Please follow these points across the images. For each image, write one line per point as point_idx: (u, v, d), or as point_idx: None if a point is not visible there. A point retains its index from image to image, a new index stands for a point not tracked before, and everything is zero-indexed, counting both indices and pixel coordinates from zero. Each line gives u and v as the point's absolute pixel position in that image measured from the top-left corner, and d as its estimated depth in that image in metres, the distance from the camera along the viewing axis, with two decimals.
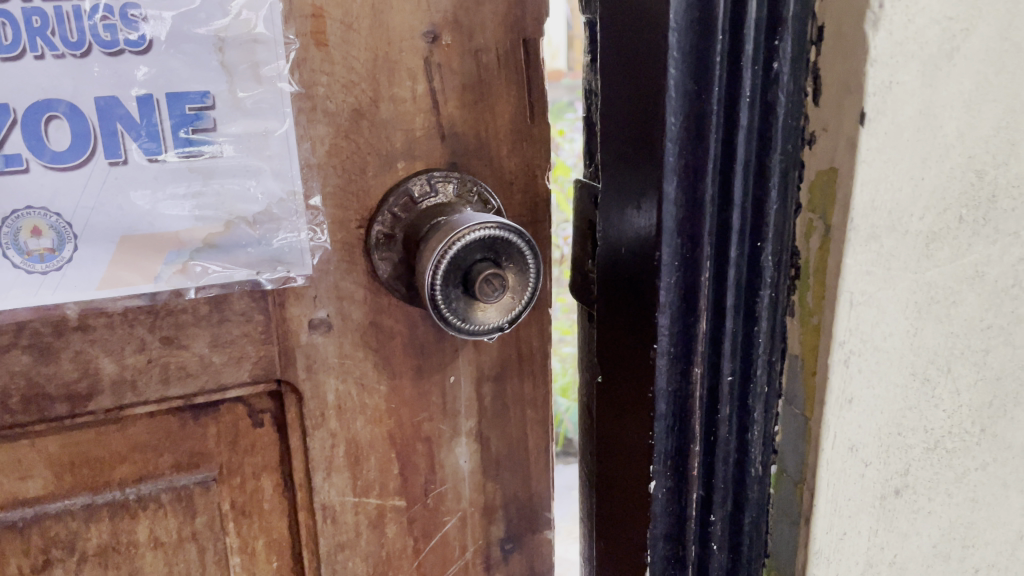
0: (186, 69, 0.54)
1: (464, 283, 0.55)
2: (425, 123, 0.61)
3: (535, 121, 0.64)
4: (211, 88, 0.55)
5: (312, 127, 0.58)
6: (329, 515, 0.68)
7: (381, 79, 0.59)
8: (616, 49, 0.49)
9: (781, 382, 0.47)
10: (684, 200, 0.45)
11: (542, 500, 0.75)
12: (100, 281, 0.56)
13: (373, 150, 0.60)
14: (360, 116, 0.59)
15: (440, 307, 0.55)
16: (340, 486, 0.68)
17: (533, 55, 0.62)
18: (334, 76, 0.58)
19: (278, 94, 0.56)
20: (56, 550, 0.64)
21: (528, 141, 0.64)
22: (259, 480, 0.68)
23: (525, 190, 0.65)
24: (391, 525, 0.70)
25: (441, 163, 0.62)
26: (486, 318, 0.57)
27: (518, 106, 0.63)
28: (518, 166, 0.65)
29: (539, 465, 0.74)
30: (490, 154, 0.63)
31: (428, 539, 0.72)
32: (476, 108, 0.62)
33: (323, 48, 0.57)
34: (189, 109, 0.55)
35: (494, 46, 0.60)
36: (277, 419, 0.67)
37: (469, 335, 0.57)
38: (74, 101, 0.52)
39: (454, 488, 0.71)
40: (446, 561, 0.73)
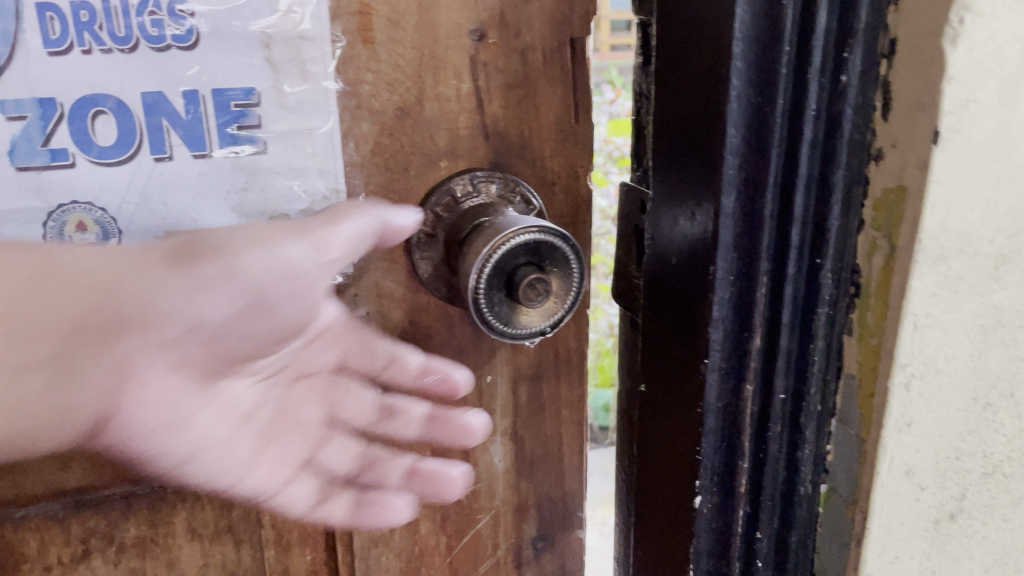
0: (232, 65, 0.53)
1: (507, 287, 0.54)
2: (469, 122, 0.60)
3: (579, 121, 0.62)
4: (257, 84, 0.54)
5: (357, 125, 0.57)
6: None
7: (426, 77, 0.58)
8: (675, 50, 0.47)
9: (835, 401, 0.47)
10: (742, 215, 0.44)
11: (574, 499, 0.75)
12: None
13: (416, 149, 0.59)
14: (404, 114, 0.58)
15: (483, 311, 0.54)
16: None
17: (580, 54, 0.60)
18: (379, 74, 0.57)
19: (323, 91, 0.55)
20: (95, 539, 0.65)
21: (572, 141, 0.63)
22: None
23: (567, 191, 0.64)
24: (425, 521, 0.71)
25: (484, 162, 0.61)
26: (528, 322, 0.56)
27: (562, 105, 0.62)
28: (560, 166, 0.63)
29: (572, 465, 0.73)
30: (533, 154, 0.62)
31: (461, 537, 0.72)
32: (521, 107, 0.61)
33: (370, 45, 0.56)
34: (234, 106, 0.54)
35: (540, 45, 0.59)
36: None
37: (511, 338, 0.56)
38: (121, 96, 0.52)
39: (488, 486, 0.71)
40: (477, 558, 0.73)
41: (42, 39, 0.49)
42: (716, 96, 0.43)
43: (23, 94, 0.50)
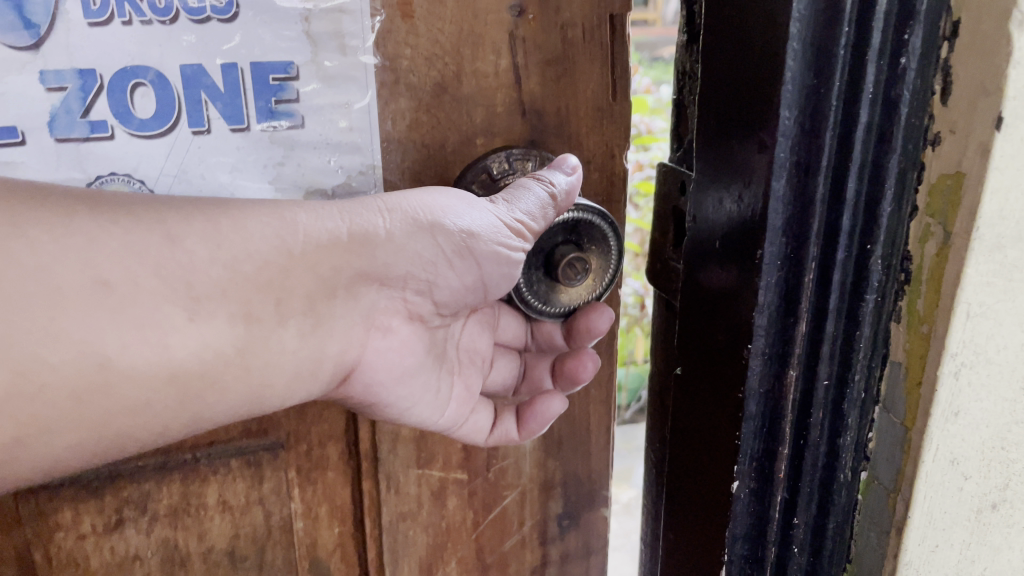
0: (273, 38, 0.52)
1: (549, 264, 0.61)
2: (507, 99, 0.59)
3: (617, 101, 0.61)
4: (295, 58, 0.53)
5: (395, 100, 0.57)
6: (392, 484, 0.69)
7: (465, 52, 0.57)
8: (723, 26, 0.46)
9: (879, 389, 0.46)
10: (793, 198, 0.43)
11: (600, 476, 0.75)
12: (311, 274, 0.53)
13: (453, 126, 0.59)
14: (442, 90, 0.58)
15: (523, 291, 0.62)
16: (404, 457, 0.69)
17: (620, 32, 0.59)
18: (417, 49, 0.56)
19: (361, 66, 0.55)
20: (128, 509, 0.65)
21: (609, 120, 0.62)
22: (324, 448, 0.68)
23: (602, 170, 0.64)
24: (452, 497, 0.71)
25: (520, 140, 0.61)
26: (567, 298, 0.62)
27: (600, 84, 0.61)
28: (596, 145, 0.63)
29: (600, 442, 0.74)
30: (569, 132, 0.62)
31: (488, 512, 0.73)
32: (559, 84, 0.60)
33: (409, 19, 0.55)
34: (273, 80, 0.53)
35: (580, 22, 0.58)
36: None
37: (551, 316, 0.63)
38: (161, 69, 0.51)
39: (515, 463, 0.72)
40: (504, 535, 0.75)
41: (84, 10, 0.49)
42: (771, 77, 0.42)
43: (64, 64, 0.50)
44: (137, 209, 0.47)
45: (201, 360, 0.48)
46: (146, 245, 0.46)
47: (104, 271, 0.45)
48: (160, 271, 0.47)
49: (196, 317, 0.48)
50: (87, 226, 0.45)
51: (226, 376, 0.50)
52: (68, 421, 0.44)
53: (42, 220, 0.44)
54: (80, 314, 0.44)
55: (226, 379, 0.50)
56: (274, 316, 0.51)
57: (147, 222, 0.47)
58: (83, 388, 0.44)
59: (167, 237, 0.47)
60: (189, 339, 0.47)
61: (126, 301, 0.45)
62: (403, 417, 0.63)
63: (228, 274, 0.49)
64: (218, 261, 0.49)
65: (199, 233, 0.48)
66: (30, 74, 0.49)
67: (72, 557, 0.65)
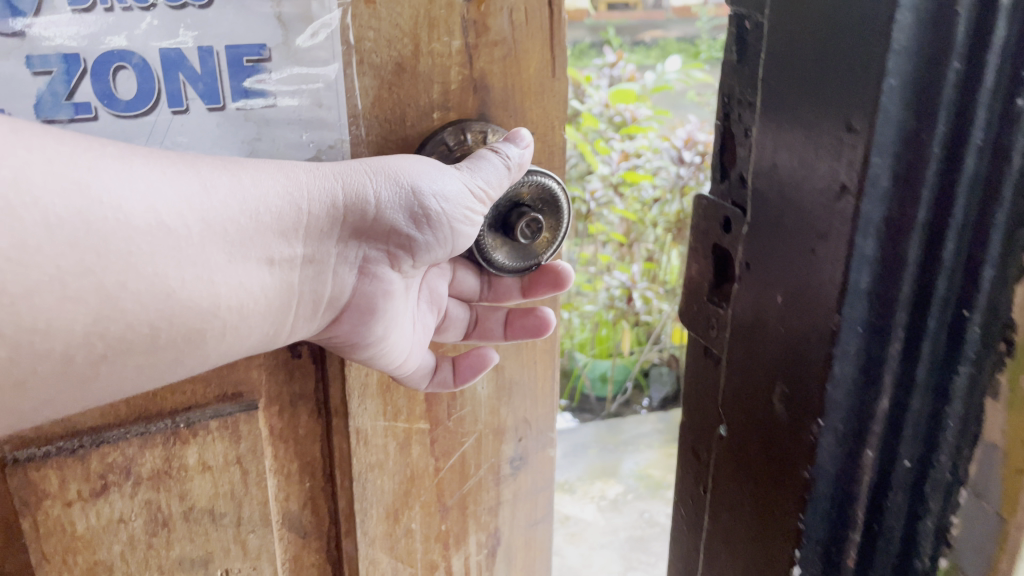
0: (244, 22, 0.58)
1: (505, 226, 0.72)
2: (460, 76, 0.66)
3: (557, 76, 0.70)
4: (268, 41, 0.59)
5: (360, 79, 0.63)
6: (361, 438, 0.76)
7: (421, 34, 0.64)
8: (808, 28, 0.36)
9: (970, 473, 0.39)
10: (880, 259, 0.36)
11: (543, 421, 0.87)
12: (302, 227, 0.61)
13: (411, 103, 0.66)
14: (402, 69, 0.64)
15: (492, 253, 0.72)
16: (372, 411, 0.76)
17: (557, 14, 0.68)
18: (379, 32, 0.62)
19: (329, 49, 0.61)
20: (112, 475, 0.67)
21: (551, 93, 0.70)
22: (294, 407, 0.75)
23: (542, 139, 0.72)
24: (416, 446, 0.80)
25: (473, 115, 0.68)
26: (528, 254, 0.73)
27: (543, 61, 0.69)
28: (538, 116, 0.71)
29: (545, 390, 0.86)
30: (515, 107, 0.70)
31: (448, 458, 0.83)
32: (506, 62, 0.68)
33: (371, 5, 0.62)
34: (246, 62, 0.59)
35: (523, 5, 0.66)
36: (315, 350, 0.73)
37: (514, 271, 0.74)
38: (145, 54, 0.56)
39: (472, 411, 0.82)
40: (463, 477, 0.85)
41: None
42: (865, 119, 0.33)
43: (49, 49, 0.53)
44: (175, 162, 0.54)
45: (239, 297, 0.58)
46: (190, 193, 0.54)
47: (164, 215, 0.52)
48: (206, 217, 0.55)
49: (233, 258, 0.57)
50: (144, 173, 0.52)
51: (255, 310, 0.59)
52: (145, 344, 0.53)
53: (107, 166, 0.50)
54: (153, 254, 0.51)
55: (255, 313, 0.59)
56: (288, 259, 0.61)
57: (181, 169, 0.54)
58: (159, 318, 0.53)
59: (204, 186, 0.54)
60: (230, 276, 0.57)
61: (183, 240, 0.53)
62: (379, 361, 0.71)
63: (249, 222, 0.57)
64: (245, 211, 0.57)
65: (229, 185, 0.56)
66: (15, 59, 0.53)
67: (57, 524, 0.66)
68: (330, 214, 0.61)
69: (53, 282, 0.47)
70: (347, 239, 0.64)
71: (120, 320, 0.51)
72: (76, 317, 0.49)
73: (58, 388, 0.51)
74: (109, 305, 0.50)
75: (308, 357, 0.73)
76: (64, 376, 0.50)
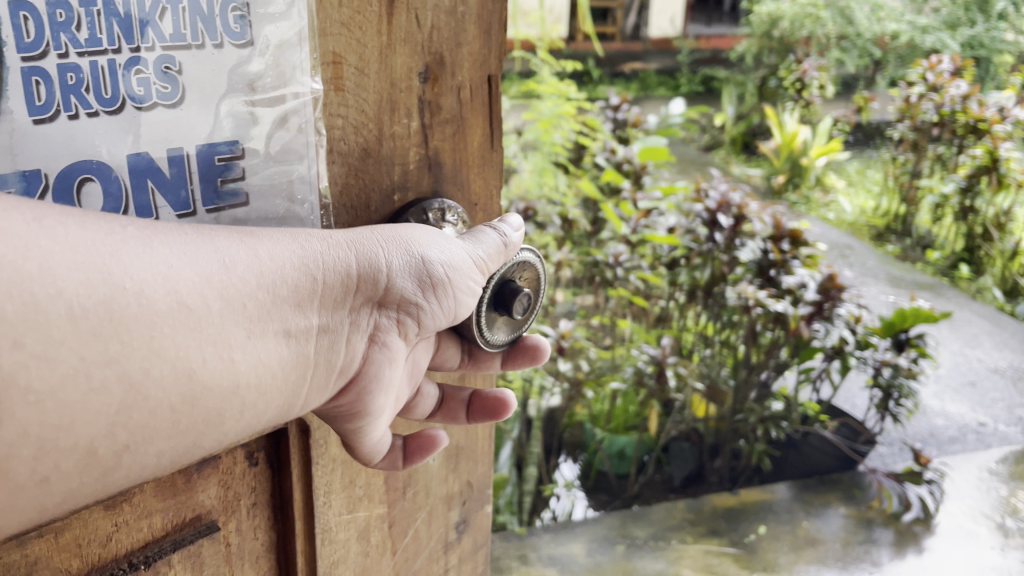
0: (223, 122, 0.58)
1: (495, 306, 0.72)
2: (417, 156, 0.69)
3: (496, 147, 0.75)
4: (240, 139, 0.59)
5: (329, 167, 0.64)
6: (327, 536, 0.76)
7: (384, 118, 0.65)
8: None
9: None
10: None
11: (482, 486, 0.92)
12: (321, 298, 0.60)
13: (375, 187, 0.67)
14: (367, 155, 0.66)
15: (481, 327, 0.72)
16: (337, 506, 0.77)
17: (495, 90, 0.72)
18: (347, 119, 0.64)
19: (303, 143, 0.62)
20: None
21: (491, 165, 0.74)
22: (254, 517, 0.72)
23: (485, 209, 0.77)
24: (376, 533, 0.81)
25: (429, 192, 0.71)
26: (504, 330, 0.74)
27: (485, 135, 0.73)
28: (482, 188, 0.75)
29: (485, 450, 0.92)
30: (463, 179, 0.73)
31: (402, 539, 0.84)
32: (454, 138, 0.71)
33: (340, 91, 0.62)
34: (218, 161, 0.59)
35: (469, 83, 0.70)
36: (269, 456, 0.72)
37: (494, 347, 0.75)
38: (111, 165, 0.54)
39: (425, 487, 0.85)
40: (416, 555, 0.86)
41: (28, 106, 0.49)
42: None
43: (7, 169, 0.50)
44: (196, 235, 0.53)
45: (257, 372, 0.56)
46: (209, 271, 0.53)
47: (185, 296, 0.51)
48: (224, 295, 0.53)
49: (252, 334, 0.55)
50: (166, 258, 0.50)
51: (272, 386, 0.58)
52: (169, 429, 0.52)
53: (131, 251, 0.49)
54: (176, 337, 0.50)
55: (275, 389, 0.58)
56: (304, 330, 0.59)
57: (204, 247, 0.53)
58: (179, 400, 0.51)
59: (223, 262, 0.53)
60: (249, 352, 0.55)
61: (203, 321, 0.52)
62: (370, 430, 0.68)
63: (266, 296, 0.56)
64: (263, 286, 0.56)
65: (246, 260, 0.55)
66: None
67: None
68: (344, 284, 0.61)
69: (79, 374, 0.46)
70: (360, 309, 0.62)
71: (143, 406, 0.50)
72: (102, 407, 0.48)
73: (82, 476, 0.49)
74: (132, 395, 0.49)
75: (267, 464, 0.72)
76: (87, 469, 0.49)
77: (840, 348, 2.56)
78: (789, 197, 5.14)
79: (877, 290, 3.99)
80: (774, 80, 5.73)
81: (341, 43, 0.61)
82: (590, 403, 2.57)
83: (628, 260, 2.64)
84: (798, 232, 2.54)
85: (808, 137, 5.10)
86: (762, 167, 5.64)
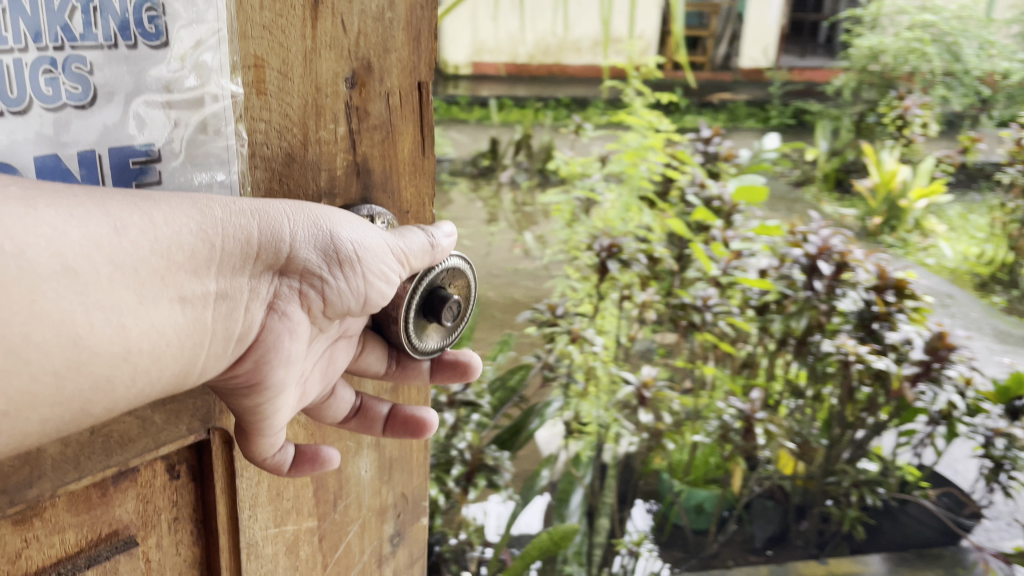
0: (136, 121, 0.58)
1: (421, 304, 0.74)
2: (344, 161, 0.72)
3: (426, 153, 0.79)
4: (156, 144, 0.60)
5: (252, 172, 0.65)
6: (254, 549, 0.78)
7: (310, 122, 0.68)
8: None
9: None
10: None
11: (417, 494, 0.98)
12: (221, 262, 0.61)
13: (300, 191, 0.69)
14: (292, 160, 0.68)
15: (407, 320, 0.74)
16: (263, 520, 0.78)
17: (424, 95, 0.76)
18: (271, 123, 0.66)
19: (223, 148, 0.63)
20: None
21: (420, 170, 0.79)
22: (175, 532, 0.73)
23: (416, 216, 0.80)
24: (306, 546, 0.84)
25: (356, 200, 0.73)
26: (426, 332, 0.76)
27: (414, 142, 0.77)
28: (412, 195, 0.79)
29: (418, 463, 0.97)
30: (392, 186, 0.77)
31: (334, 551, 0.88)
32: (382, 144, 0.75)
33: (263, 96, 0.65)
34: (134, 164, 0.60)
35: (397, 90, 0.74)
36: (192, 469, 0.73)
37: (413, 348, 0.76)
38: (17, 165, 0.54)
39: (357, 497, 0.89)
40: (349, 566, 0.90)
41: None
42: None
43: None
44: (88, 197, 0.53)
45: (150, 338, 0.56)
46: (99, 235, 0.53)
47: (71, 260, 0.51)
48: (114, 259, 0.54)
49: (144, 299, 0.56)
50: (51, 219, 0.50)
51: (168, 352, 0.58)
52: (52, 392, 0.52)
53: (13, 210, 0.49)
54: (60, 298, 0.51)
55: (169, 355, 0.58)
56: (200, 297, 0.60)
57: (98, 210, 0.53)
58: (64, 363, 0.52)
59: (115, 227, 0.54)
60: (142, 318, 0.56)
61: (90, 285, 0.52)
62: (273, 410, 0.69)
63: (161, 261, 0.57)
64: (157, 251, 0.56)
65: (139, 225, 0.55)
66: None
67: None
68: (246, 252, 0.62)
69: None
70: (261, 273, 0.64)
71: (24, 367, 0.50)
72: None
73: None
74: (13, 356, 0.49)
75: (190, 477, 0.73)
76: None
77: (947, 412, 2.58)
78: (885, 241, 4.71)
79: (984, 345, 3.71)
80: None
81: (265, 46, 0.64)
82: (669, 454, 2.87)
83: (719, 306, 2.83)
84: (904, 283, 2.58)
85: (909, 176, 4.62)
86: (858, 206, 5.10)
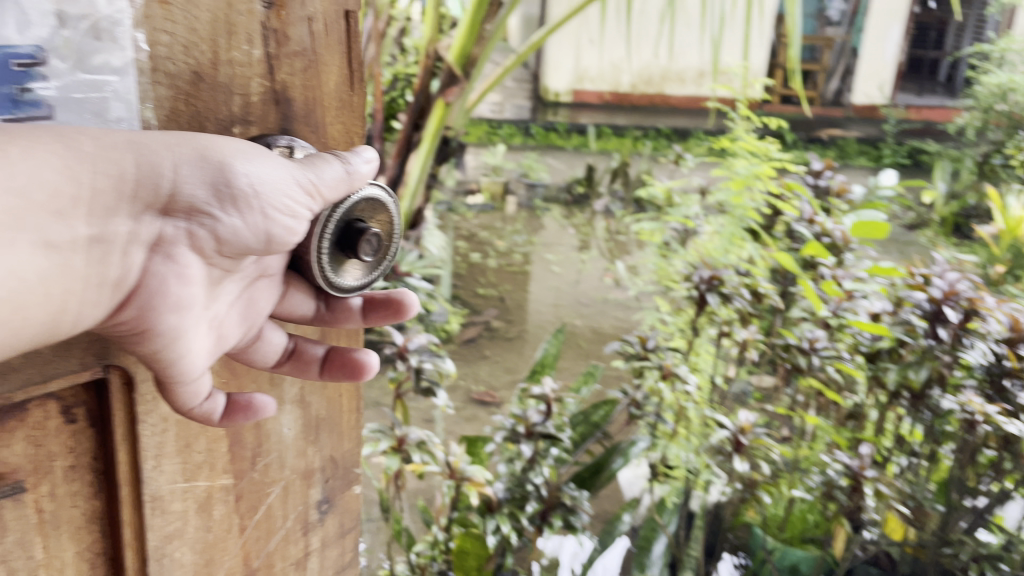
0: (15, 27, 0.75)
1: (341, 234, 0.95)
2: (262, 87, 0.93)
3: (349, 76, 1.02)
4: (41, 46, 0.77)
5: (157, 88, 0.84)
6: (161, 501, 0.97)
7: (221, 41, 0.88)
8: None
9: None
10: None
11: (346, 462, 1.26)
12: (82, 197, 0.70)
13: (211, 105, 0.88)
14: (201, 78, 0.87)
15: (324, 254, 0.94)
16: (172, 473, 0.98)
17: (348, 24, 1.00)
18: (175, 36, 0.84)
19: (119, 58, 0.80)
20: None
21: (341, 103, 1.02)
22: (69, 482, 0.89)
23: (343, 126, 1.04)
24: (220, 502, 1.05)
25: (274, 120, 0.95)
26: (347, 271, 0.98)
27: (341, 74, 1.01)
28: (333, 111, 1.02)
29: (344, 419, 1.23)
30: (303, 106, 0.98)
31: (253, 513, 1.11)
32: (306, 71, 0.97)
33: (165, 7, 0.83)
34: (19, 65, 0.76)
35: (321, 18, 0.97)
36: (89, 413, 0.90)
37: (333, 281, 0.97)
38: None
39: (279, 458, 1.13)
40: (269, 527, 1.14)
41: None
42: None
43: None
44: None
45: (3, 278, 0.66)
46: None
47: None
48: None
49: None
50: None
51: (29, 297, 0.68)
52: None
53: None
54: None
55: (33, 291, 0.68)
56: (71, 243, 0.70)
57: None
58: None
59: None
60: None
61: None
62: (169, 337, 0.82)
63: (16, 199, 0.66)
64: (11, 190, 0.65)
65: None
66: None
67: None
68: (105, 187, 0.72)
69: None
70: (142, 212, 0.76)
71: None
72: None
73: None
74: None
75: (85, 424, 0.90)
76: None
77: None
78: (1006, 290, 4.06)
79: None
80: (998, 158, 5.27)
81: None
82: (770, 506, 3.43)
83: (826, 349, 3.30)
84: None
85: None
86: (976, 252, 5.05)
